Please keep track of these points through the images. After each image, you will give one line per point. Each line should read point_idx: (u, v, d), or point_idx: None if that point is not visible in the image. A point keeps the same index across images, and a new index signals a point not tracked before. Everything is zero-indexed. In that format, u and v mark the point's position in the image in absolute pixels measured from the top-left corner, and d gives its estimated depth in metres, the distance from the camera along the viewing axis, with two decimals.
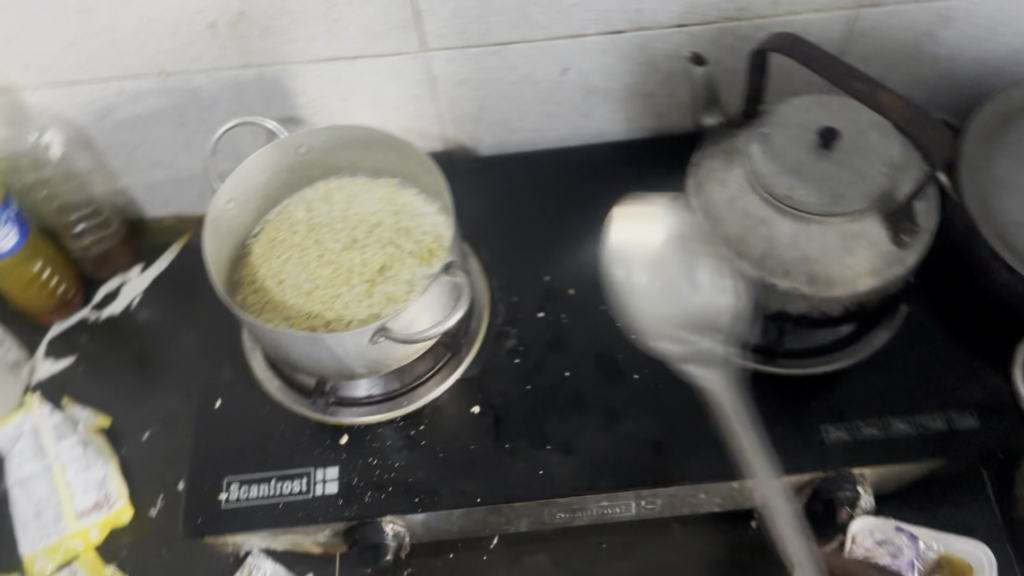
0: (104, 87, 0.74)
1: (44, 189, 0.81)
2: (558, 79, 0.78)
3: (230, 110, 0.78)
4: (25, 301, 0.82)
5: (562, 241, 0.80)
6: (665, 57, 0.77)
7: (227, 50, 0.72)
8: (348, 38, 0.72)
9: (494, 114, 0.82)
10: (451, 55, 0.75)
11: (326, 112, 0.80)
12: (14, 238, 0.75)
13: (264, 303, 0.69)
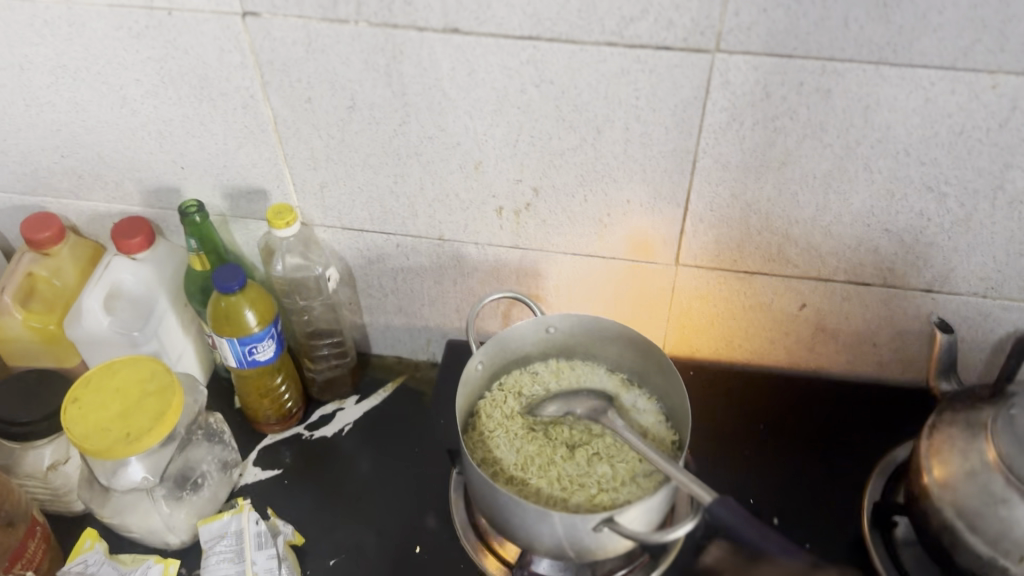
0: (386, 240, 0.83)
1: (304, 313, 0.90)
2: (793, 313, 0.82)
3: (484, 280, 0.86)
4: (255, 410, 0.89)
5: (768, 470, 0.81)
6: (903, 314, 0.80)
7: (503, 231, 0.80)
8: (612, 241, 0.78)
9: (720, 332, 0.86)
10: (700, 273, 0.80)
11: (565, 300, 0.86)
12: (270, 352, 0.82)
13: (495, 472, 0.73)
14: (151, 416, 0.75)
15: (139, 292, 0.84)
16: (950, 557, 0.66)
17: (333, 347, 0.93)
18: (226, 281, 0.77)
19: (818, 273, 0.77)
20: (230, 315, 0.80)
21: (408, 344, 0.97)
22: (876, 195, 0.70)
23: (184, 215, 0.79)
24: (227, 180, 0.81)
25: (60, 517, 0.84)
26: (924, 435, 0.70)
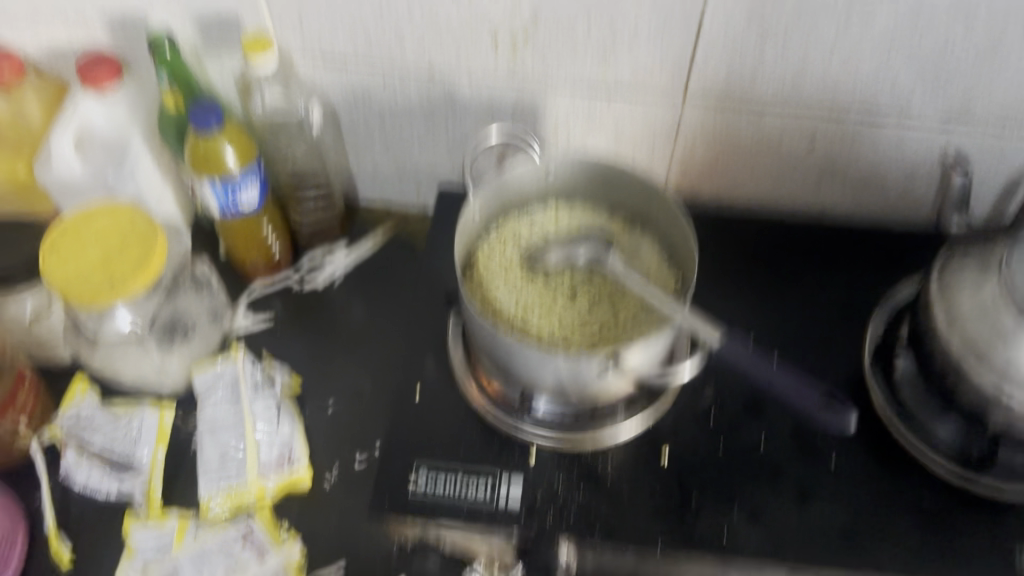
0: (372, 75, 0.78)
1: (287, 157, 0.86)
2: (803, 150, 0.78)
3: (478, 119, 0.81)
4: (241, 258, 0.86)
5: (769, 312, 0.80)
6: (917, 151, 0.76)
7: (500, 64, 0.75)
8: (615, 73, 0.74)
9: (725, 171, 0.82)
10: (707, 107, 0.75)
11: (564, 140, 0.82)
12: (253, 198, 0.79)
13: (493, 314, 0.70)
14: (133, 262, 0.72)
15: (110, 132, 0.79)
16: (953, 394, 0.66)
17: (318, 197, 0.89)
18: (204, 118, 0.72)
19: (833, 106, 0.73)
20: (209, 156, 0.75)
21: (398, 189, 0.93)
22: (902, 18, 0.65)
23: (153, 46, 0.73)
24: (198, 8, 0.74)
25: (48, 367, 0.82)
26: (933, 279, 0.69)
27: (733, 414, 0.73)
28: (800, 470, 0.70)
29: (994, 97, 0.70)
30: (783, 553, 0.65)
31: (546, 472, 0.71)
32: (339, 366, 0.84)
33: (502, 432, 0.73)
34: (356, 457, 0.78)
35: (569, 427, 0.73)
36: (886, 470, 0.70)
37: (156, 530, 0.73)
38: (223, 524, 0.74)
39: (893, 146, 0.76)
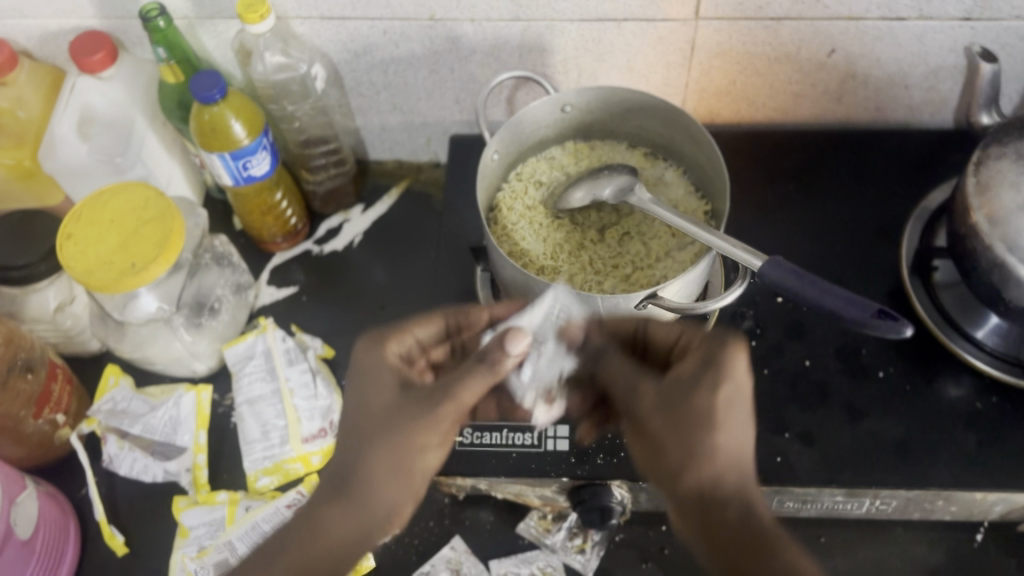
0: (371, 28, 0.76)
1: (294, 118, 0.83)
2: (822, 61, 0.76)
3: (484, 63, 0.79)
4: (258, 230, 0.85)
5: (798, 231, 0.79)
6: (940, 50, 0.74)
7: (502, 3, 0.72)
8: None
9: (742, 91, 0.80)
10: (721, 26, 0.73)
11: (574, 75, 0.80)
12: (265, 167, 0.77)
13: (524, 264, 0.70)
14: (153, 244, 0.70)
15: (112, 114, 0.77)
16: (999, 294, 0.65)
17: (329, 157, 0.86)
18: (207, 91, 0.70)
19: (849, 11, 0.71)
20: (216, 128, 0.73)
21: (408, 144, 0.91)
22: None
23: (146, 20, 0.71)
24: None
25: (79, 358, 0.82)
26: (969, 176, 0.66)
27: (773, 337, 0.73)
28: (846, 386, 0.69)
29: None
30: (838, 470, 0.64)
31: None
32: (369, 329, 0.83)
33: None
34: None
35: None
36: (933, 378, 0.69)
37: (205, 509, 0.72)
38: (273, 497, 0.73)
39: (915, 48, 0.74)
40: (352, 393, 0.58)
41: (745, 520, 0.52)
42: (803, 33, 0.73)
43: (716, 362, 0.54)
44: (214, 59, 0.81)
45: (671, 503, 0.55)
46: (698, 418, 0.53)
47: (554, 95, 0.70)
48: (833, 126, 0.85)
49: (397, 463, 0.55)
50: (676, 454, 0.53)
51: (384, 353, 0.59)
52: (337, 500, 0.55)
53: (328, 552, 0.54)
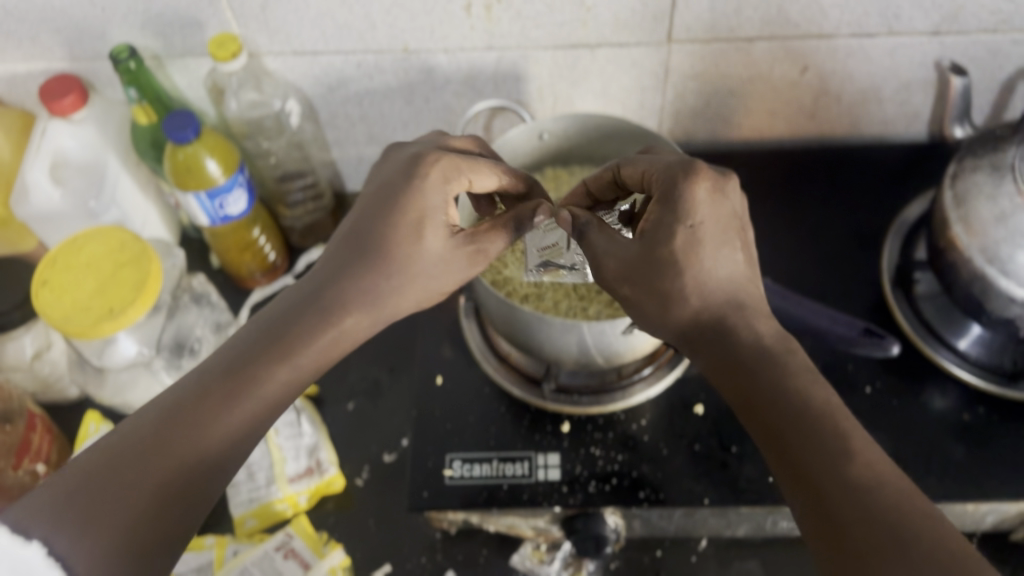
0: (345, 61, 0.75)
1: (269, 154, 0.83)
2: (795, 79, 0.77)
3: (459, 92, 0.79)
4: (236, 267, 0.84)
5: (779, 249, 0.79)
6: (910, 64, 0.75)
7: (476, 32, 0.72)
8: (596, 25, 0.71)
9: (718, 111, 0.81)
10: (694, 48, 0.73)
11: (550, 101, 0.80)
12: (242, 205, 0.76)
13: (508, 293, 0.70)
14: (130, 288, 0.69)
15: (84, 157, 0.76)
16: (981, 305, 0.65)
17: (306, 190, 0.86)
18: (180, 131, 0.69)
19: (820, 29, 0.71)
20: (191, 168, 0.73)
21: None
22: None
23: (117, 62, 0.70)
24: (156, 16, 0.71)
25: (58, 405, 0.81)
26: (946, 189, 0.67)
27: None
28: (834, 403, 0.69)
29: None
30: None
31: (582, 438, 0.69)
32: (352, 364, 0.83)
33: (532, 405, 0.71)
34: (385, 451, 0.78)
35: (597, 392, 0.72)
36: (921, 391, 0.69)
37: (191, 554, 0.70)
38: (260, 540, 0.72)
39: (886, 63, 0.75)
40: (384, 219, 0.55)
41: (755, 353, 0.50)
42: (775, 52, 0.74)
43: (698, 167, 0.51)
44: (187, 98, 0.80)
45: (674, 334, 0.52)
46: (682, 206, 0.50)
47: (530, 122, 0.70)
48: (808, 143, 0.86)
49: (422, 292, 0.57)
50: (676, 247, 0.50)
51: (444, 188, 0.55)
52: (354, 304, 0.54)
53: (294, 377, 0.52)
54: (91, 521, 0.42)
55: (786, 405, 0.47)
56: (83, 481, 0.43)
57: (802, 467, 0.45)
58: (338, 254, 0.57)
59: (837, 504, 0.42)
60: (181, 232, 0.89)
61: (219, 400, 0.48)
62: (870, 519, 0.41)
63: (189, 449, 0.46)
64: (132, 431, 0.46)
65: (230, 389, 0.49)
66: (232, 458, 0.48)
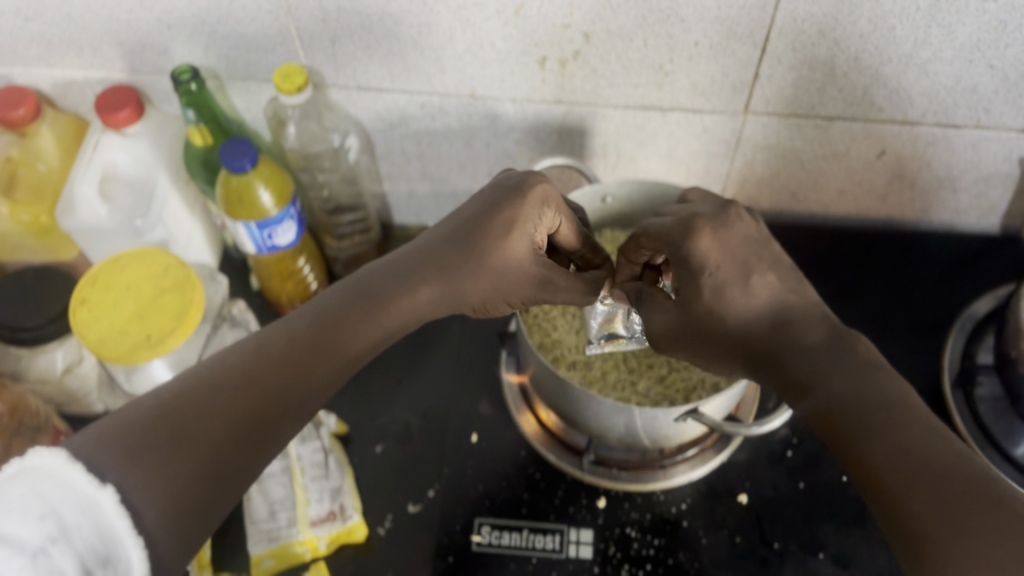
0: (409, 100, 0.73)
1: (323, 187, 0.82)
2: (870, 160, 0.74)
3: (521, 140, 0.77)
4: (275, 294, 0.82)
5: None
6: (992, 158, 0.72)
7: (546, 85, 0.70)
8: (672, 90, 0.69)
9: (785, 184, 0.78)
10: (770, 122, 0.71)
11: (613, 158, 0.78)
12: (291, 236, 0.74)
13: (555, 358, 0.68)
14: (170, 315, 0.68)
15: (135, 173, 0.75)
16: None
17: (356, 224, 0.85)
18: (237, 161, 0.68)
19: (904, 115, 0.69)
20: (243, 198, 0.71)
21: (435, 212, 0.88)
22: (986, 28, 0.60)
23: (178, 84, 0.68)
24: (223, 39, 0.69)
25: (82, 420, 0.79)
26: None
27: (808, 448, 0.70)
28: None
29: None
30: None
31: (619, 517, 0.67)
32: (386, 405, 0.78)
33: (568, 475, 0.69)
34: (410, 501, 0.72)
35: (641, 468, 0.69)
36: None
37: None
38: None
39: (968, 153, 0.72)
40: (481, 221, 0.56)
41: (805, 356, 0.48)
42: (853, 133, 0.71)
43: (697, 221, 0.51)
44: (243, 119, 0.78)
45: (731, 362, 0.51)
46: (694, 263, 0.50)
47: (594, 187, 0.69)
48: (874, 224, 0.83)
49: (489, 295, 0.57)
50: (707, 307, 0.50)
51: (541, 210, 0.57)
52: (431, 284, 0.56)
53: (363, 346, 0.54)
54: (157, 465, 0.43)
55: (844, 398, 0.45)
56: (156, 422, 0.44)
57: (864, 457, 0.43)
58: (431, 242, 0.58)
59: (902, 484, 0.41)
60: (223, 251, 0.87)
61: (299, 359, 0.51)
62: (941, 490, 0.40)
63: (255, 400, 0.48)
64: (209, 375, 0.48)
65: (307, 351, 0.51)
66: (293, 417, 0.50)
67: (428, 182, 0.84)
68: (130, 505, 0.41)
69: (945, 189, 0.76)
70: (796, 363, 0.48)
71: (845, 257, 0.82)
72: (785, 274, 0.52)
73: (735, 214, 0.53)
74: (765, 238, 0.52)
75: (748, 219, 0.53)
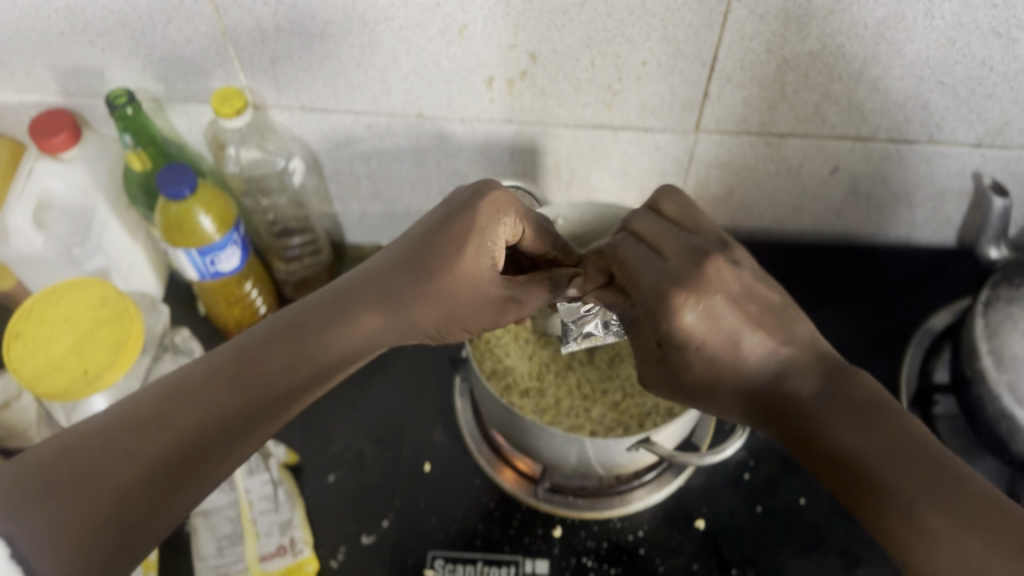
0: (355, 121, 0.71)
1: (268, 210, 0.80)
2: (824, 176, 0.73)
3: (473, 160, 0.75)
4: (222, 319, 0.79)
5: None
6: (946, 173, 0.71)
7: (496, 105, 0.68)
8: (622, 109, 0.68)
9: (740, 200, 0.77)
10: (722, 139, 0.70)
11: (566, 176, 0.76)
12: (235, 261, 0.71)
13: (508, 385, 0.66)
14: (108, 349, 0.66)
15: (73, 199, 0.73)
16: (1005, 444, 0.62)
17: (304, 246, 0.83)
18: (175, 186, 0.65)
19: (856, 132, 0.68)
20: (184, 224, 0.69)
21: (388, 232, 0.86)
22: (934, 45, 0.59)
23: (113, 108, 0.66)
24: (158, 61, 0.67)
25: None
26: (978, 316, 0.64)
27: (765, 471, 0.69)
28: (842, 529, 0.66)
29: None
30: None
31: (574, 546, 0.66)
32: (336, 428, 0.75)
33: (522, 504, 0.68)
34: (364, 531, 0.68)
35: (597, 495, 0.68)
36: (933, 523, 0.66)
37: None
38: None
39: (922, 168, 0.71)
40: (433, 238, 0.52)
41: (816, 401, 0.46)
42: (807, 149, 0.70)
43: (674, 290, 0.47)
44: (185, 140, 0.76)
45: (729, 408, 0.50)
46: (677, 339, 0.47)
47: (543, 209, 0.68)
48: (830, 239, 0.82)
49: (442, 321, 0.53)
50: (696, 372, 0.48)
51: (501, 222, 0.52)
52: (379, 314, 0.52)
53: (301, 382, 0.50)
54: (60, 513, 0.42)
55: (850, 440, 0.44)
56: (56, 468, 0.43)
57: (880, 483, 0.43)
58: (376, 267, 0.54)
59: (910, 512, 0.41)
60: (169, 276, 0.84)
61: (220, 392, 0.48)
62: (945, 520, 0.40)
63: (167, 442, 0.46)
64: (120, 419, 0.46)
65: (233, 392, 0.48)
66: (215, 457, 0.47)
67: (380, 203, 0.82)
68: (25, 560, 0.41)
69: (900, 203, 0.76)
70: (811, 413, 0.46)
71: (804, 272, 0.81)
72: (776, 324, 0.48)
73: (715, 269, 0.47)
74: (745, 290, 0.48)
75: (728, 272, 0.48)
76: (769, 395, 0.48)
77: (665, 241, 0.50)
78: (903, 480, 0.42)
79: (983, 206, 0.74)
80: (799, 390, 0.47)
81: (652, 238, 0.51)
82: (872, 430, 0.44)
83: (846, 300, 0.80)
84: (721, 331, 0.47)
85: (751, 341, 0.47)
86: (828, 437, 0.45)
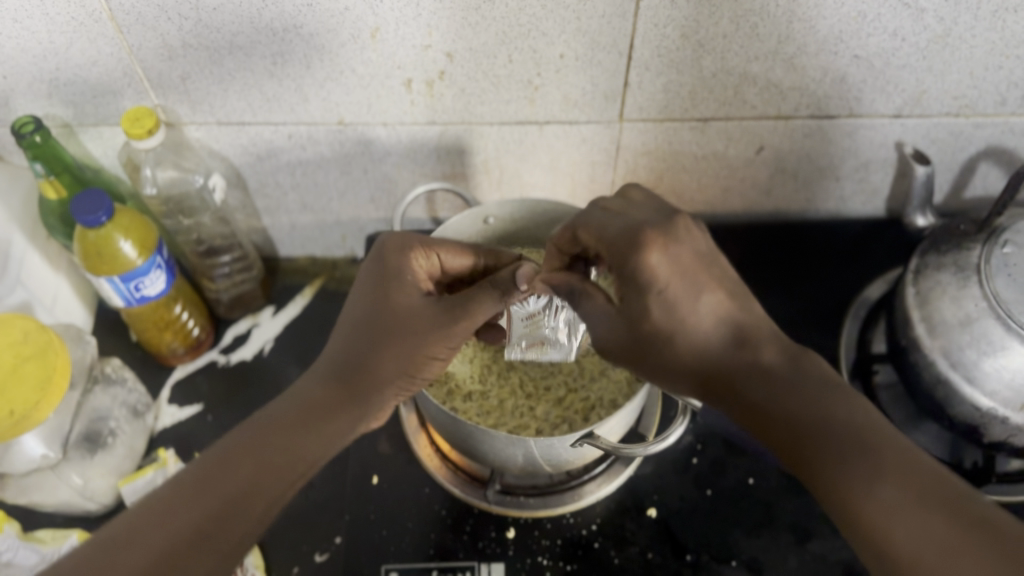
0: (274, 132, 0.70)
1: (192, 231, 0.78)
2: (750, 157, 0.73)
3: (400, 164, 0.74)
4: (155, 344, 0.77)
5: None
6: (870, 144, 0.72)
7: (417, 107, 0.67)
8: (544, 103, 0.67)
9: (670, 185, 0.77)
10: (646, 127, 0.70)
11: (496, 173, 0.76)
12: (161, 284, 0.70)
13: (450, 390, 0.66)
14: (33, 386, 0.63)
15: None
16: (943, 409, 0.63)
17: (234, 263, 0.81)
18: (92, 214, 0.63)
19: (779, 111, 0.68)
20: (104, 251, 0.66)
21: (320, 241, 0.85)
22: (846, 19, 0.60)
23: (20, 138, 0.63)
24: (64, 85, 0.64)
25: None
26: (909, 285, 0.65)
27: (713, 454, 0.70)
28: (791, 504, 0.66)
29: (945, 88, 0.66)
30: None
31: (529, 546, 0.65)
32: None
33: (474, 508, 0.67)
34: (317, 551, 0.67)
35: (548, 493, 0.68)
36: None
37: None
38: None
39: (847, 142, 0.72)
40: (371, 301, 0.55)
41: (759, 375, 0.47)
42: (732, 131, 0.70)
43: (647, 233, 0.47)
44: (101, 165, 0.74)
45: (683, 384, 0.49)
46: (642, 280, 0.46)
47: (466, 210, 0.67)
48: (763, 218, 0.83)
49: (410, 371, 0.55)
50: (654, 322, 0.47)
51: (409, 259, 0.58)
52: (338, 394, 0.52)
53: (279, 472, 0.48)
54: None
55: (807, 415, 0.45)
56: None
57: (841, 463, 0.42)
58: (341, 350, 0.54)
59: (876, 495, 0.41)
60: (97, 305, 0.82)
61: (203, 493, 0.46)
62: (911, 497, 0.40)
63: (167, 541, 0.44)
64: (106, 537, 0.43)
65: (212, 489, 0.46)
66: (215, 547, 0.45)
67: (310, 215, 0.81)
68: None
69: (826, 178, 0.76)
70: (781, 396, 0.46)
71: (737, 253, 0.82)
72: (733, 292, 0.49)
73: (684, 226, 0.49)
74: (711, 250, 0.48)
75: (696, 232, 0.49)
76: (723, 362, 0.48)
77: (631, 211, 0.51)
78: (862, 466, 0.42)
79: (907, 174, 0.75)
80: (750, 362, 0.47)
81: (617, 210, 0.52)
82: (834, 416, 0.44)
83: (783, 276, 0.80)
84: (689, 280, 0.47)
85: (712, 298, 0.48)
86: (786, 417, 0.45)
